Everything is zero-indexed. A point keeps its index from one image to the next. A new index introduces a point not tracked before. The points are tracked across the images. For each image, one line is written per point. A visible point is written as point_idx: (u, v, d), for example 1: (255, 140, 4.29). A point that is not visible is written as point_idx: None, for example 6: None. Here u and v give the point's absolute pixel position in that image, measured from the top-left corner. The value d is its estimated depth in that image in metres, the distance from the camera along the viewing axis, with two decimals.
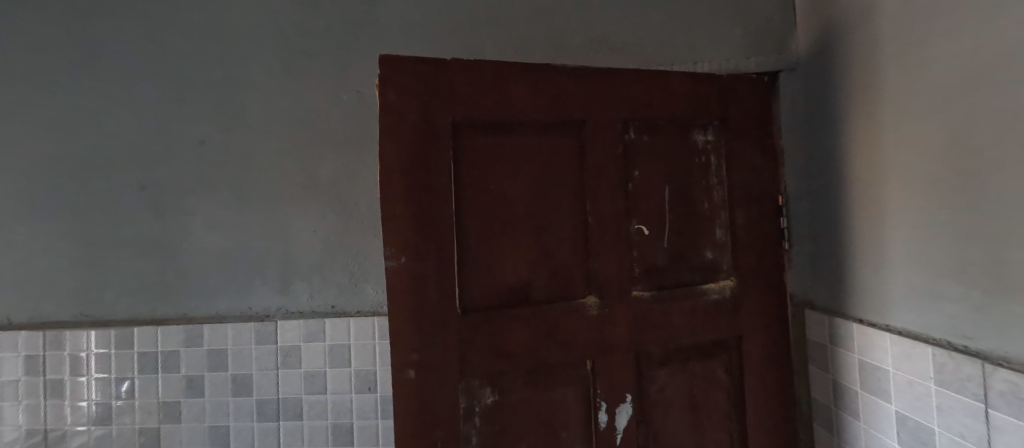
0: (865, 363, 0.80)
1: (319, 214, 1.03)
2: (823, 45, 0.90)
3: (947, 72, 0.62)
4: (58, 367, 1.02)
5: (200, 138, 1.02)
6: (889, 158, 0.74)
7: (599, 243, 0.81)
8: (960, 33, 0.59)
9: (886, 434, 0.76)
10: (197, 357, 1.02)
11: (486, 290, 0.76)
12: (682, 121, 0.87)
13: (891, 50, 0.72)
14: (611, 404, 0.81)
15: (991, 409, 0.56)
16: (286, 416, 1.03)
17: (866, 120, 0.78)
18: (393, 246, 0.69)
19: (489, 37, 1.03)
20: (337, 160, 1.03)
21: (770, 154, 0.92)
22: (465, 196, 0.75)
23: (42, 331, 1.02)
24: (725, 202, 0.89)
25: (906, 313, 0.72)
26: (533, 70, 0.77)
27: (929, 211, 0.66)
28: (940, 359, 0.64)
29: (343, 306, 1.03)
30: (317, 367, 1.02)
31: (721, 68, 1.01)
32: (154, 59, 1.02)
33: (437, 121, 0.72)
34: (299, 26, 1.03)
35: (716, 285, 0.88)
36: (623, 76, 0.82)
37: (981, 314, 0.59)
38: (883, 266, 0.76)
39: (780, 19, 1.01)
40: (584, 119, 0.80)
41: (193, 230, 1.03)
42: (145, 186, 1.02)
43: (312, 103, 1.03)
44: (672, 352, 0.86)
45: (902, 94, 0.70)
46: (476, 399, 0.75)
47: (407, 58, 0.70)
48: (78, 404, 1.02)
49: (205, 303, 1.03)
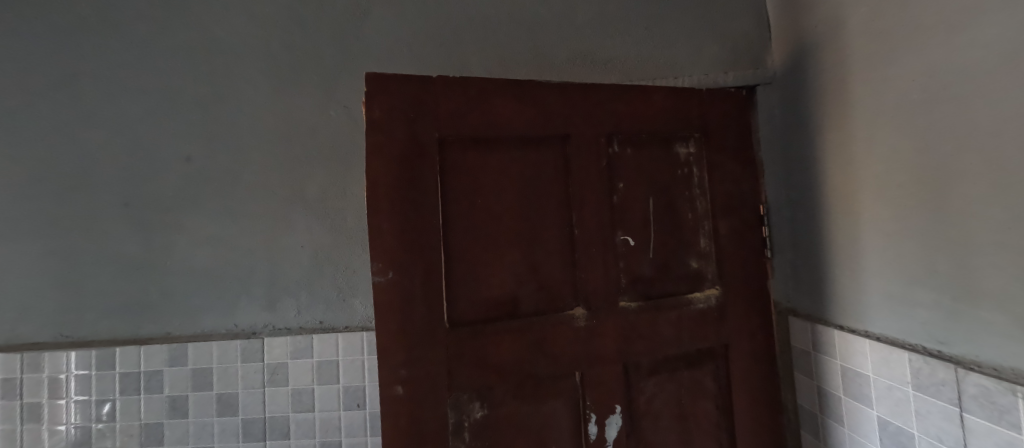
0: (846, 369, 0.81)
1: (308, 229, 1.03)
2: (796, 60, 0.93)
3: (910, 89, 0.65)
4: (35, 390, 1.00)
5: (187, 154, 1.02)
6: (859, 169, 0.76)
7: (586, 256, 0.82)
8: (920, 51, 0.63)
9: (869, 439, 0.77)
10: (181, 377, 1.00)
11: (474, 303, 0.76)
12: (664, 134, 0.89)
13: (858, 66, 0.75)
14: (600, 416, 0.81)
15: (966, 413, 0.59)
16: (272, 435, 1.01)
17: (839, 132, 0.81)
18: (380, 260, 0.70)
19: (475, 53, 1.05)
20: (326, 174, 1.03)
21: (751, 165, 0.94)
22: (452, 211, 0.75)
23: (20, 354, 1.00)
24: (708, 212, 0.91)
25: (883, 319, 0.73)
26: (517, 86, 0.79)
27: (901, 222, 0.68)
28: (916, 363, 0.66)
29: (331, 321, 1.03)
30: (304, 384, 1.01)
31: (700, 83, 1.04)
32: (140, 77, 1.02)
33: (426, 138, 0.73)
34: (286, 43, 1.03)
35: (701, 294, 0.89)
36: (606, 90, 0.84)
37: (953, 318, 0.61)
38: (858, 274, 0.78)
39: (757, 36, 1.05)
40: (568, 134, 0.82)
41: (179, 248, 1.02)
42: (129, 203, 1.01)
43: (301, 119, 1.03)
44: (660, 362, 0.86)
45: (870, 108, 0.73)
46: (465, 413, 0.75)
47: (393, 75, 0.71)
48: (55, 428, 1.00)
49: (191, 321, 1.02)
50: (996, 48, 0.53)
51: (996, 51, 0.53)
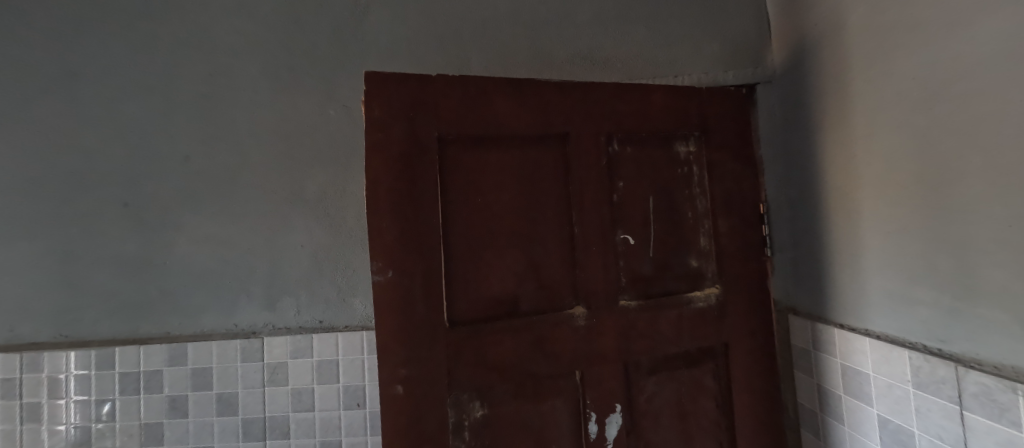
0: (846, 368, 0.81)
1: (308, 228, 1.03)
2: (796, 59, 0.93)
3: (911, 87, 0.65)
4: (34, 390, 1.00)
5: (185, 154, 1.02)
6: (859, 168, 0.76)
7: (586, 254, 0.82)
8: (921, 49, 0.63)
9: (869, 437, 0.77)
10: (180, 376, 1.00)
11: (474, 303, 0.76)
12: (664, 133, 0.88)
13: (858, 65, 0.75)
14: (600, 414, 0.81)
15: (966, 411, 0.59)
16: (272, 435, 1.01)
17: (839, 130, 0.81)
18: (380, 260, 0.70)
19: (474, 52, 1.05)
20: (326, 173, 1.03)
21: (750, 164, 0.94)
22: (452, 210, 0.75)
23: (18, 354, 1.00)
24: (707, 211, 0.91)
25: (884, 318, 0.73)
26: (516, 85, 0.79)
27: (902, 221, 0.68)
28: (916, 362, 0.66)
29: (331, 320, 1.03)
30: (304, 384, 1.01)
31: (700, 81, 1.04)
32: (138, 76, 1.02)
33: (426, 137, 0.73)
34: (285, 43, 1.03)
35: (701, 293, 0.89)
36: (607, 89, 0.84)
37: (953, 316, 0.61)
38: (858, 273, 0.78)
39: (757, 34, 1.04)
40: (568, 133, 0.82)
41: (178, 247, 1.02)
42: (128, 202, 1.01)
43: (300, 118, 1.03)
44: (660, 361, 0.86)
45: (871, 107, 0.73)
46: (466, 413, 0.75)
47: (392, 74, 0.71)
48: (55, 428, 0.99)
49: (190, 321, 1.02)
50: (998, 46, 0.52)
51: (996, 50, 0.53)
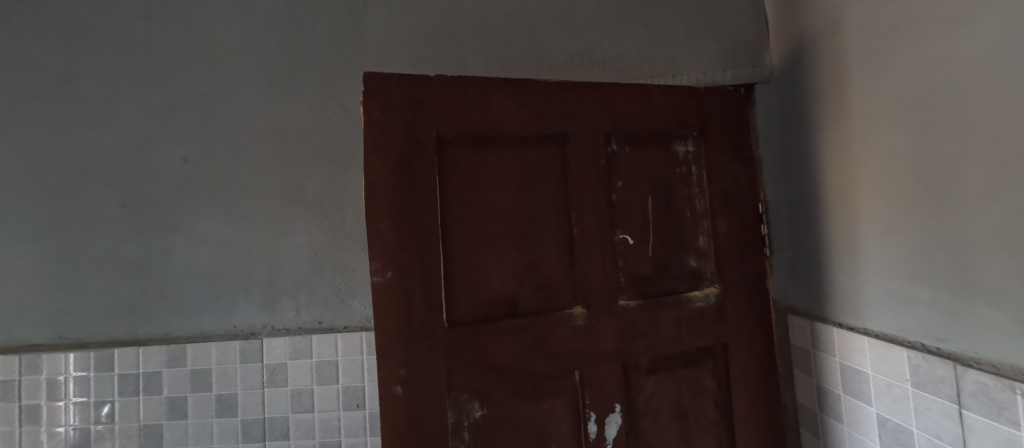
0: (845, 367, 0.81)
1: (307, 228, 1.03)
2: (795, 59, 0.93)
3: (909, 87, 0.65)
4: (34, 392, 0.99)
5: (184, 155, 1.02)
6: (858, 168, 0.76)
7: (585, 254, 0.82)
8: (919, 49, 0.63)
9: (867, 436, 0.78)
10: (179, 377, 1.00)
11: (473, 303, 0.76)
12: (663, 134, 0.89)
13: (856, 65, 0.75)
14: (600, 414, 0.81)
15: (964, 410, 0.59)
16: (271, 436, 1.01)
17: (838, 129, 0.81)
18: (379, 260, 0.70)
19: (472, 52, 1.05)
20: (325, 173, 1.03)
21: (748, 164, 0.94)
22: (450, 211, 0.75)
23: (16, 356, 0.99)
24: (706, 210, 0.91)
25: (884, 317, 0.73)
26: (515, 85, 0.79)
27: (901, 221, 0.68)
28: (915, 361, 0.66)
29: (331, 321, 1.03)
30: (303, 385, 1.01)
31: (699, 81, 1.04)
32: (136, 76, 1.02)
33: (424, 138, 0.73)
34: (284, 43, 1.03)
35: (700, 292, 0.89)
36: (606, 88, 0.84)
37: (951, 315, 0.61)
38: (857, 272, 0.78)
39: (755, 35, 1.05)
40: (567, 133, 0.82)
41: (177, 248, 1.02)
42: (126, 204, 1.01)
43: (299, 118, 1.03)
44: (659, 361, 0.86)
45: (869, 106, 0.73)
46: (465, 413, 0.75)
47: (391, 75, 0.71)
48: (54, 430, 0.99)
49: (190, 322, 1.02)
50: (998, 46, 0.52)
51: (992, 49, 0.53)
